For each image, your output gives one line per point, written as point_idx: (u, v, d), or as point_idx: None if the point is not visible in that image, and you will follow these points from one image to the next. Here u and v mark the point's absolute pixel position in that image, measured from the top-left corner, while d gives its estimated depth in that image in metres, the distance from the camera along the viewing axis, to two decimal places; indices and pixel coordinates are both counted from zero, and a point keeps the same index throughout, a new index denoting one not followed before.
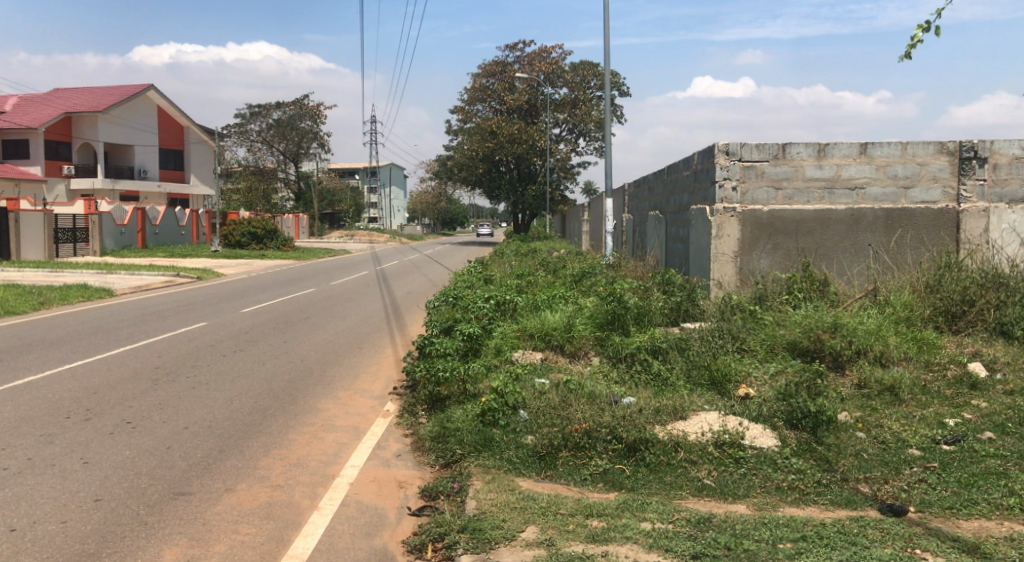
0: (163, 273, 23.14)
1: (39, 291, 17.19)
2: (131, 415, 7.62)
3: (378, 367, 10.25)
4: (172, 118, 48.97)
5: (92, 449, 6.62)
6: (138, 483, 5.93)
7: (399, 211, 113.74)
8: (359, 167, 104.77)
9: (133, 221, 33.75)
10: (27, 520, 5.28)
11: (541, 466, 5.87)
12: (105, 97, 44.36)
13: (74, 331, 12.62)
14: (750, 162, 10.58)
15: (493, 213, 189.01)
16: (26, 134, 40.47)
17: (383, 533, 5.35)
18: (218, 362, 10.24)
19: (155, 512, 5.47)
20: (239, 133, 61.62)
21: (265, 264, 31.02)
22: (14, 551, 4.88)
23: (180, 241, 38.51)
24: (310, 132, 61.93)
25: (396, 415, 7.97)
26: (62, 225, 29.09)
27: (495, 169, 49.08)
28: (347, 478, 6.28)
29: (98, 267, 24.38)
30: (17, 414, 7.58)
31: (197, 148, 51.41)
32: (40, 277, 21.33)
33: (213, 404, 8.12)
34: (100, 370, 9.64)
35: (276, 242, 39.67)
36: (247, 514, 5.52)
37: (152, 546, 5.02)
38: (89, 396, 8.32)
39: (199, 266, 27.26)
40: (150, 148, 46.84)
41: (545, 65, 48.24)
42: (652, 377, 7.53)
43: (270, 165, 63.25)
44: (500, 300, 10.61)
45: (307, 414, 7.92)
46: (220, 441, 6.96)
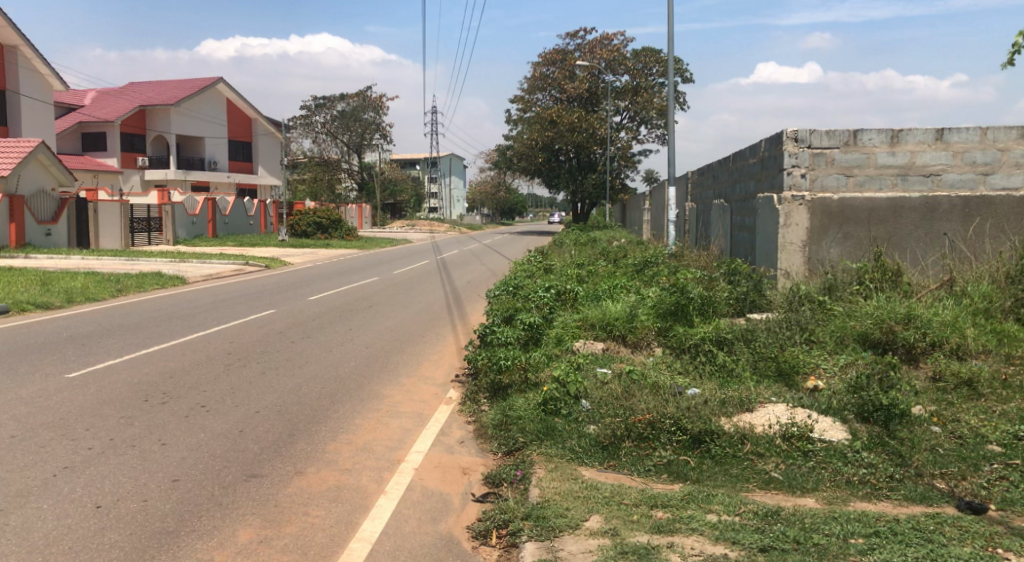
0: (233, 261, 23.77)
1: (116, 279, 17.83)
2: (205, 400, 7.86)
3: (441, 355, 10.36)
4: (241, 110, 50.05)
5: (169, 432, 6.84)
6: (213, 465, 6.12)
7: (458, 200, 114.96)
8: (419, 157, 106.07)
9: (205, 212, 34.73)
10: (111, 498, 5.48)
11: (603, 457, 5.87)
12: (177, 90, 45.61)
13: (150, 317, 13.05)
14: (820, 149, 10.39)
15: (552, 201, 188.88)
16: (103, 126, 42.01)
17: (448, 518, 5.43)
18: (286, 349, 10.47)
19: (229, 493, 5.64)
20: (304, 125, 62.81)
21: (328, 253, 31.60)
22: (101, 527, 5.06)
23: (249, 231, 39.51)
24: (372, 124, 62.79)
25: (458, 403, 8.07)
26: (138, 215, 30.09)
27: (554, 158, 48.94)
28: (412, 464, 6.37)
29: (172, 255, 25.20)
30: (98, 396, 7.89)
31: (265, 140, 52.53)
32: (117, 265, 22.03)
33: (282, 390, 8.31)
34: (177, 354, 9.99)
35: (340, 232, 40.33)
36: (317, 497, 5.65)
37: (227, 527, 5.16)
38: (164, 380, 8.60)
39: (266, 255, 27.91)
40: (220, 140, 48.02)
41: (606, 53, 47.76)
42: (717, 367, 7.44)
43: (334, 156, 64.57)
44: (561, 289, 10.61)
45: (373, 400, 8.07)
46: (290, 426, 7.12)
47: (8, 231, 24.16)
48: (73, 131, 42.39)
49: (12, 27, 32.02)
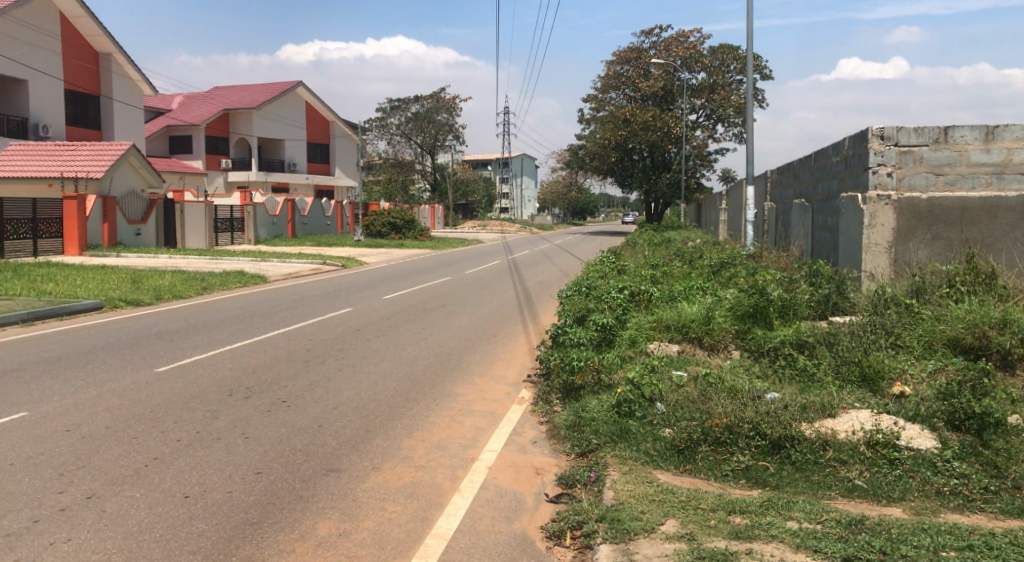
0: (312, 261, 24.35)
1: (202, 277, 18.46)
2: (286, 395, 8.07)
3: (514, 355, 10.39)
4: (319, 112, 51.28)
5: (252, 426, 7.04)
6: (293, 458, 6.28)
7: (530, 201, 115.24)
8: (491, 158, 106.78)
9: (284, 212, 35.67)
10: (198, 488, 5.67)
11: (679, 460, 5.79)
12: (259, 94, 47.03)
13: (232, 315, 13.47)
14: (907, 147, 10.03)
15: (624, 201, 187.81)
16: (190, 129, 43.64)
17: (522, 517, 5.44)
18: (362, 347, 10.66)
19: (309, 486, 5.77)
20: (379, 127, 64.06)
21: (403, 253, 32.05)
22: (189, 516, 5.24)
23: (326, 231, 40.39)
24: (446, 125, 63.45)
25: (531, 403, 8.08)
26: (222, 215, 31.09)
27: (627, 158, 48.61)
28: (485, 462, 6.40)
29: (253, 254, 25.95)
30: (185, 390, 8.18)
31: (342, 142, 53.63)
32: (202, 264, 22.80)
33: (359, 387, 8.47)
34: (258, 351, 10.28)
35: (414, 232, 40.83)
36: (393, 492, 5.74)
37: (307, 519, 5.28)
38: (248, 375, 8.86)
39: (343, 255, 28.47)
40: (299, 142, 49.25)
41: (682, 50, 47.23)
42: (797, 372, 7.26)
43: (408, 157, 65.51)
44: (634, 290, 10.51)
45: (447, 398, 8.15)
46: (367, 422, 7.25)
47: (102, 231, 25.25)
48: (161, 134, 44.12)
49: (106, 35, 33.52)
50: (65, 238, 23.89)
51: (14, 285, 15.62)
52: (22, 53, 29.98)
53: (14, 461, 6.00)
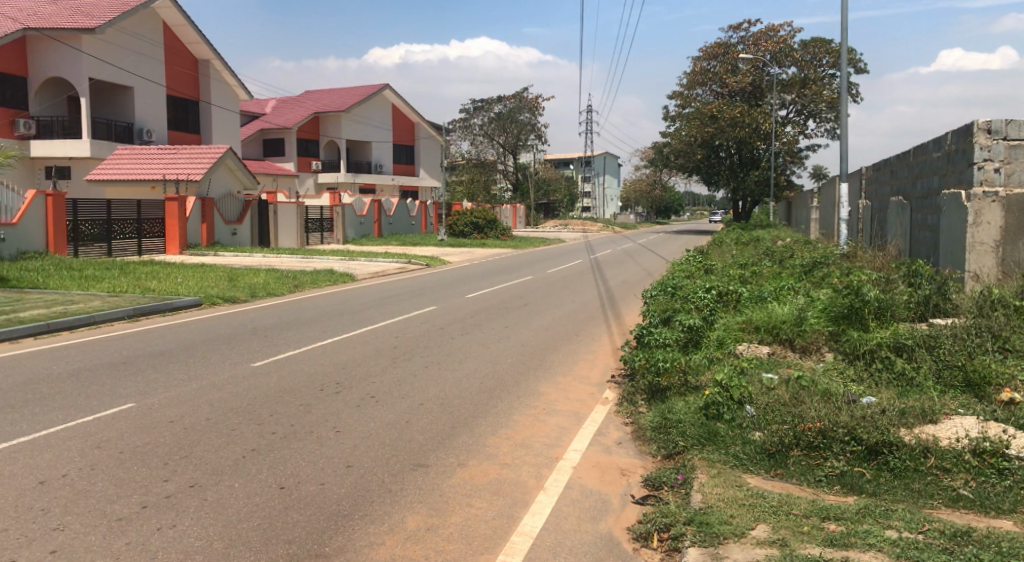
0: (397, 260, 24.81)
1: (294, 276, 19.02)
2: (374, 391, 8.24)
3: (598, 355, 10.34)
4: (405, 114, 52.23)
5: (343, 420, 7.22)
6: (382, 453, 6.40)
7: (613, 200, 114.54)
8: (574, 157, 106.66)
9: (371, 212, 36.44)
10: (293, 479, 5.85)
11: (770, 464, 5.65)
12: (347, 97, 48.22)
13: (322, 312, 13.83)
14: (1017, 141, 9.65)
15: (710, 199, 184.62)
16: (282, 132, 45.08)
17: (608, 518, 5.41)
18: (447, 344, 10.79)
19: (397, 481, 5.88)
20: (462, 128, 64.93)
21: (486, 252, 32.32)
22: (284, 507, 5.41)
23: (411, 231, 41.05)
24: (529, 125, 63.63)
25: (615, 403, 8.02)
26: (312, 215, 31.96)
27: (714, 155, 47.85)
28: (570, 462, 6.39)
29: (342, 253, 26.58)
30: (279, 385, 8.45)
31: (427, 143, 54.41)
32: (294, 263, 23.49)
33: (444, 384, 8.57)
34: (347, 347, 10.53)
35: (496, 232, 41.02)
36: (480, 489, 5.79)
37: (396, 513, 5.38)
38: (338, 371, 9.09)
39: (428, 255, 28.89)
40: (385, 143, 50.22)
41: (772, 44, 46.06)
42: (894, 376, 7.00)
43: (490, 157, 66.03)
44: (722, 290, 10.32)
45: (531, 397, 8.18)
46: (453, 419, 7.33)
47: (201, 231, 26.31)
48: (255, 137, 45.72)
49: (205, 42, 34.94)
50: (166, 237, 24.95)
51: (121, 283, 16.42)
52: (128, 61, 31.52)
53: (123, 449, 6.31)
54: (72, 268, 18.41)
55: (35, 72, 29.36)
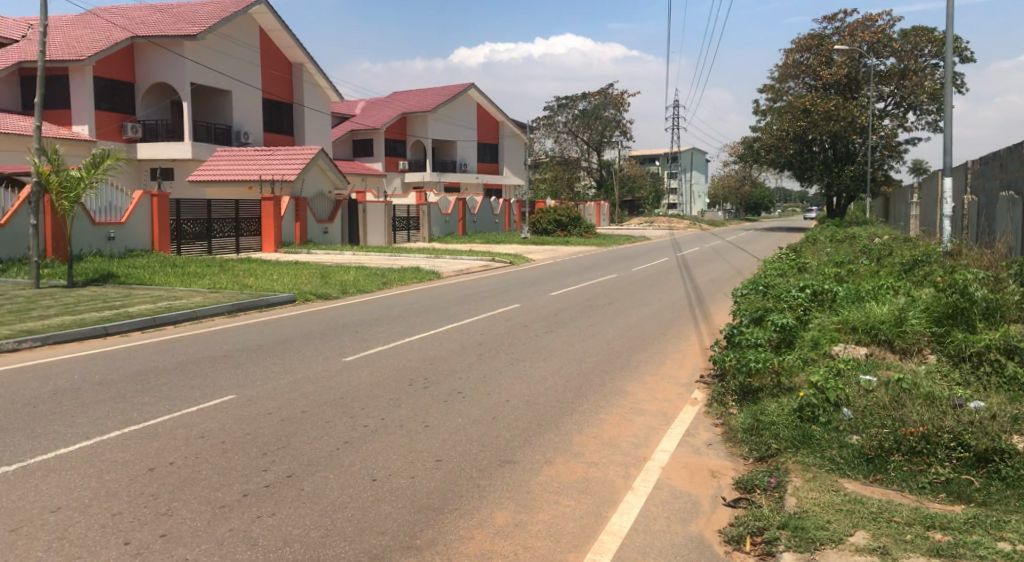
0: (482, 258, 25.02)
1: (382, 273, 19.40)
2: (462, 386, 8.34)
3: (685, 354, 10.20)
4: (490, 113, 52.66)
5: (431, 415, 7.34)
6: (470, 448, 6.47)
7: (699, 196, 112.76)
8: (660, 152, 105.49)
9: (456, 211, 36.87)
10: (384, 472, 5.97)
11: (869, 469, 5.46)
12: (433, 97, 48.93)
13: (410, 309, 14.09)
14: None
15: (801, 195, 179.47)
16: (370, 133, 46.11)
17: (698, 520, 5.33)
18: (533, 342, 10.83)
19: (485, 476, 5.93)
20: (546, 126, 65.13)
21: (570, 250, 32.27)
22: (376, 498, 5.52)
23: (495, 229, 41.34)
24: (613, 121, 62.97)
25: (705, 404, 7.90)
26: (399, 214, 32.55)
27: (807, 149, 46.52)
28: (658, 462, 6.32)
29: (428, 251, 26.96)
30: (370, 379, 8.64)
31: (511, 141, 54.63)
32: (381, 261, 23.96)
33: (530, 381, 8.60)
34: (435, 343, 10.69)
35: (579, 230, 40.79)
36: (567, 487, 5.78)
37: (485, 508, 5.42)
38: (426, 366, 9.24)
39: (512, 252, 29.04)
40: (470, 142, 50.71)
41: (869, 35, 44.42)
42: (1005, 381, 6.67)
43: (574, 155, 65.78)
44: (817, 289, 10.02)
45: (618, 396, 8.13)
46: (539, 416, 7.35)
47: (294, 229, 27.13)
48: (345, 138, 46.91)
49: (298, 46, 36.00)
50: (262, 236, 25.81)
51: (220, 279, 17.10)
52: (227, 66, 32.75)
53: (225, 439, 6.56)
54: (175, 265, 19.26)
55: (142, 78, 30.82)
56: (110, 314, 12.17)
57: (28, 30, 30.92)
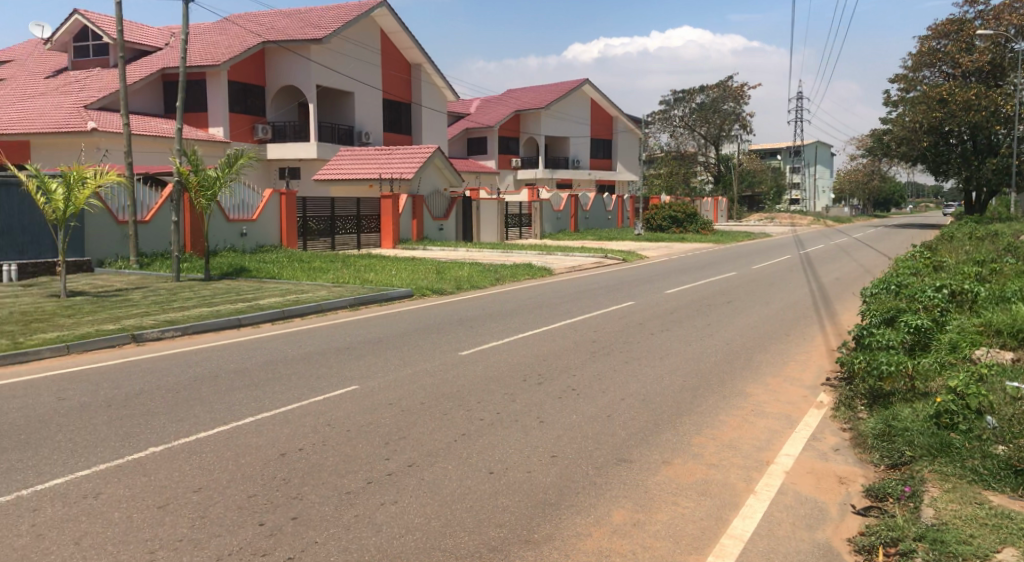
0: (595, 254, 24.89)
1: (495, 269, 19.60)
2: (576, 383, 8.32)
3: (809, 355, 9.83)
4: (604, 109, 52.35)
5: (547, 411, 7.36)
6: (586, 445, 6.45)
7: (823, 192, 108.44)
8: (781, 146, 102.16)
9: (568, 207, 36.83)
10: (501, 466, 6.03)
11: (1016, 483, 5.10)
12: (548, 93, 49.05)
13: (523, 305, 14.16)
14: None
15: (935, 190, 169.73)
16: (485, 131, 46.70)
17: (826, 527, 5.13)
18: (648, 340, 10.69)
19: (602, 474, 5.89)
20: (662, 120, 64.21)
21: (686, 247, 31.68)
22: (493, 491, 5.58)
23: (608, 225, 41.05)
24: (732, 114, 61.44)
25: (831, 407, 7.59)
26: (512, 211, 32.82)
27: (943, 141, 43.97)
28: (782, 466, 6.11)
29: (541, 248, 27.06)
30: (486, 373, 8.75)
31: (625, 137, 54.09)
32: (495, 257, 24.20)
33: (646, 380, 8.51)
34: (549, 339, 10.72)
35: (696, 226, 39.88)
36: (686, 488, 5.68)
37: (601, 506, 5.39)
38: (540, 362, 9.28)
39: (626, 249, 28.75)
40: (584, 139, 50.56)
41: (1016, 18, 41.55)
42: None
43: (691, 150, 64.69)
44: (955, 289, 9.45)
45: (737, 396, 7.92)
46: (657, 415, 7.25)
47: (411, 226, 27.79)
48: (460, 136, 47.64)
49: (417, 47, 36.81)
50: (381, 233, 26.56)
51: (342, 274, 17.72)
52: (349, 68, 33.87)
53: (349, 428, 6.79)
54: (300, 260, 20.06)
55: (271, 81, 32.27)
56: (242, 306, 12.82)
57: (171, 39, 32.91)
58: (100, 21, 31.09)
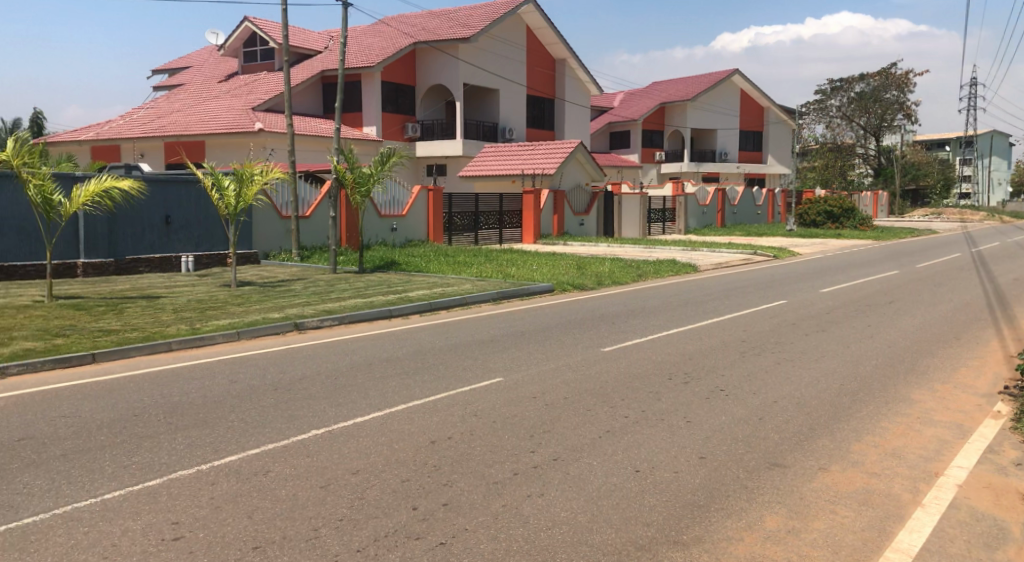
0: (743, 251, 24.14)
1: (638, 265, 19.39)
2: (724, 384, 8.08)
3: (983, 361, 9.11)
4: (754, 99, 50.65)
5: (694, 411, 7.20)
6: (736, 447, 6.25)
7: (998, 184, 100.16)
8: (950, 137, 95.24)
9: (715, 202, 35.92)
10: (648, 464, 5.94)
11: None
12: (695, 85, 47.97)
13: (668, 301, 13.93)
14: None
15: None
16: (629, 125, 46.28)
17: (1006, 548, 4.74)
18: (801, 341, 10.25)
19: (753, 478, 5.70)
20: (818, 110, 61.48)
21: (841, 244, 30.15)
22: (641, 490, 5.51)
23: (757, 221, 39.71)
24: (895, 103, 58.08)
25: (1009, 418, 7.00)
26: (655, 206, 32.33)
27: None
28: (954, 479, 5.70)
29: (685, 244, 26.52)
30: (630, 371, 8.66)
31: (777, 128, 52.11)
32: (638, 253, 23.93)
33: (800, 382, 8.15)
34: (695, 337, 10.48)
35: (853, 222, 37.88)
36: (845, 497, 5.40)
37: (754, 511, 5.21)
38: (685, 361, 9.08)
39: (776, 245, 27.68)
40: (732, 131, 49.15)
41: None
42: None
43: (848, 140, 61.60)
44: None
45: (902, 403, 7.46)
46: (813, 419, 6.94)
47: (552, 221, 27.94)
48: (604, 130, 47.42)
49: (563, 42, 36.92)
50: (523, 227, 26.82)
51: (487, 269, 18.03)
52: (496, 65, 34.42)
53: (495, 419, 6.90)
54: (447, 254, 20.58)
55: (421, 80, 33.28)
56: (393, 298, 13.30)
57: (330, 42, 34.56)
58: (267, 27, 33.08)
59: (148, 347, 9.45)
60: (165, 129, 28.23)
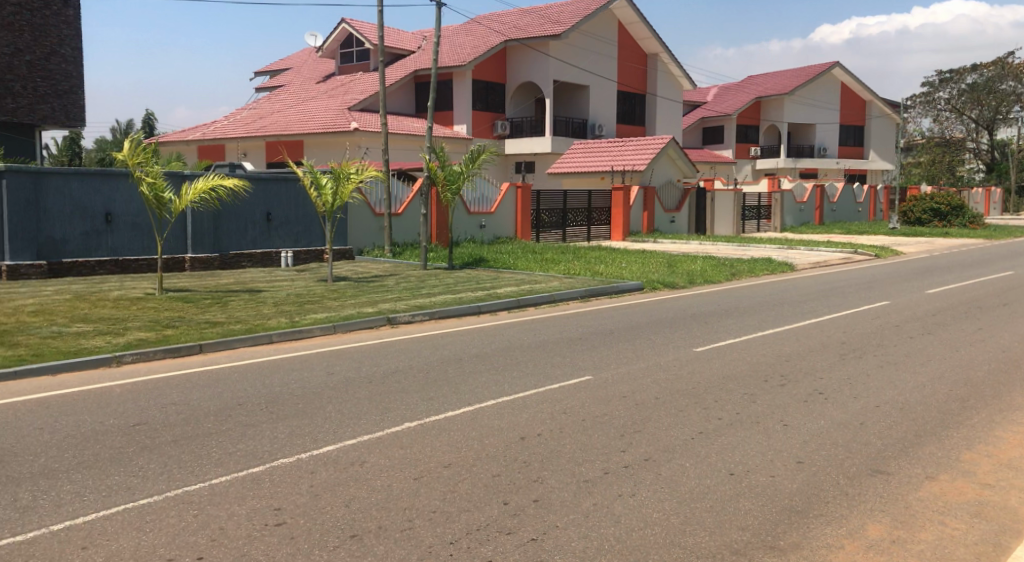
0: (842, 249, 23.30)
1: (731, 264, 18.94)
2: (823, 387, 7.81)
3: None
4: (856, 92, 48.76)
5: (790, 414, 6.99)
6: (836, 453, 6.04)
7: None
8: None
9: (813, 198, 34.80)
10: (743, 468, 5.80)
11: None
12: (793, 78, 46.54)
13: (763, 301, 13.57)
14: None
15: None
16: (722, 120, 45.32)
17: None
18: (906, 344, 9.81)
19: (855, 484, 5.49)
20: (924, 103, 58.96)
21: (949, 242, 28.71)
22: (736, 493, 5.39)
23: (857, 218, 38.29)
24: (1011, 95, 54.19)
25: None
26: (750, 203, 31.54)
27: None
28: None
29: (781, 242, 25.79)
30: (724, 371, 8.48)
31: (880, 122, 50.06)
32: (731, 251, 23.42)
33: (905, 387, 7.80)
34: (791, 339, 10.18)
35: (962, 219, 36.10)
36: (955, 508, 5.14)
37: (855, 519, 5.02)
38: (781, 363, 8.83)
39: (878, 244, 26.61)
40: (832, 125, 47.49)
41: None
42: None
43: (959, 134, 59.16)
44: None
45: (1017, 411, 7.05)
46: (919, 426, 6.64)
47: (642, 218, 27.62)
48: (697, 126, 46.56)
49: (655, 37, 36.46)
50: (613, 225, 26.63)
51: (576, 266, 17.97)
52: (587, 61, 34.27)
53: (586, 417, 6.87)
54: (536, 251, 20.61)
55: (512, 78, 33.44)
56: (483, 295, 13.40)
57: (423, 42, 35.10)
58: (363, 28, 33.85)
59: (251, 339, 9.80)
60: (267, 129, 29.28)
